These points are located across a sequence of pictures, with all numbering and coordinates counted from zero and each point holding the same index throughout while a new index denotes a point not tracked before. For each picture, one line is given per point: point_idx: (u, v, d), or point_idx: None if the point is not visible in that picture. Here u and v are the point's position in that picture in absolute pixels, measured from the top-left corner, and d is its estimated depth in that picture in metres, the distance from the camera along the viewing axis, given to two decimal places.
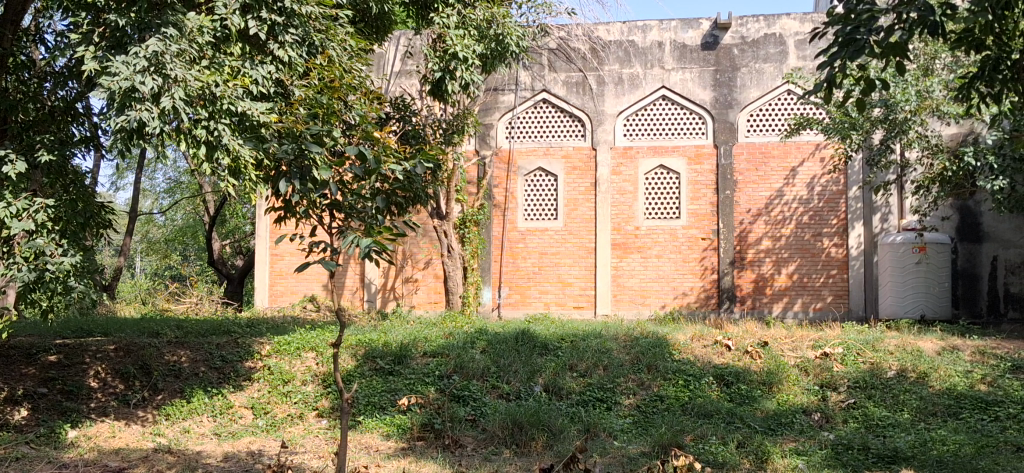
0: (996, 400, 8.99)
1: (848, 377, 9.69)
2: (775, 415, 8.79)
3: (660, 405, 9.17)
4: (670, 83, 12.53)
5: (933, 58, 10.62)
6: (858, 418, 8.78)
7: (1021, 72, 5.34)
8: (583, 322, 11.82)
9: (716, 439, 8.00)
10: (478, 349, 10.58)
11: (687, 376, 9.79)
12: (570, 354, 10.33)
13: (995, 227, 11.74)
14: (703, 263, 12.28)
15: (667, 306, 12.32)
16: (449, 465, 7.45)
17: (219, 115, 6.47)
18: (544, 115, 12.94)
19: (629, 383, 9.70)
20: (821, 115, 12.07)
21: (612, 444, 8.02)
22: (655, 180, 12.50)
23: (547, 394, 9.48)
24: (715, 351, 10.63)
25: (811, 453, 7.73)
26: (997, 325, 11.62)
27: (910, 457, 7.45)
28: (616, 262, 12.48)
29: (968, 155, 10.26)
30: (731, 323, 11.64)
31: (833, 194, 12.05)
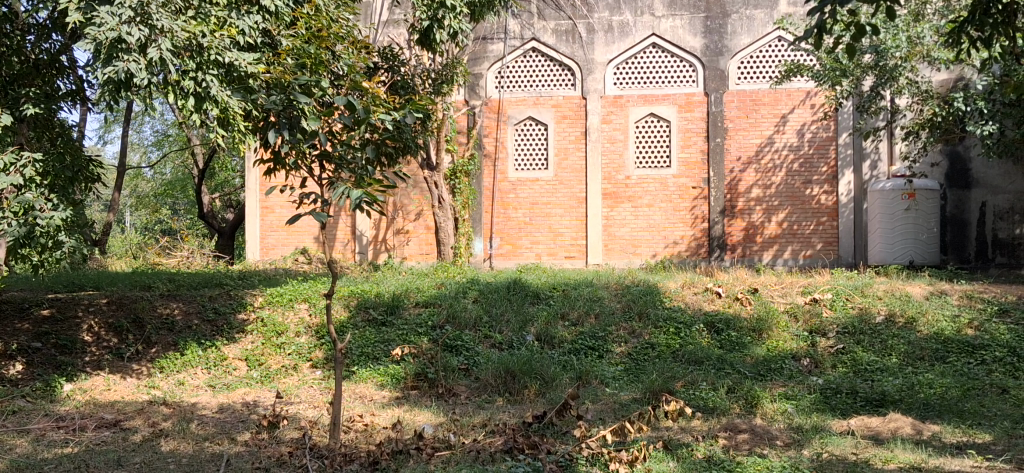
0: (983, 343, 9.11)
1: (837, 322, 9.79)
2: (764, 361, 8.89)
3: (651, 353, 9.27)
4: (660, 30, 12.47)
5: (924, 3, 10.58)
6: (846, 363, 8.89)
7: (1011, 17, 5.33)
8: (575, 271, 11.88)
9: (706, 385, 8.10)
10: (470, 299, 10.65)
11: (678, 323, 9.88)
12: (561, 303, 10.41)
13: (984, 173, 11.79)
14: (693, 211, 12.33)
15: (658, 255, 12.39)
16: (443, 413, 7.55)
17: (207, 66, 6.43)
18: (533, 64, 12.85)
19: (620, 331, 9.78)
20: (813, 61, 12.02)
21: (603, 391, 8.11)
22: (645, 129, 12.49)
23: (540, 343, 9.57)
24: (705, 298, 10.73)
25: (799, 397, 7.83)
26: (985, 270, 11.76)
27: (897, 400, 7.57)
28: (607, 212, 12.51)
29: (958, 99, 10.23)
30: (721, 271, 11.73)
31: (823, 141, 12.10)
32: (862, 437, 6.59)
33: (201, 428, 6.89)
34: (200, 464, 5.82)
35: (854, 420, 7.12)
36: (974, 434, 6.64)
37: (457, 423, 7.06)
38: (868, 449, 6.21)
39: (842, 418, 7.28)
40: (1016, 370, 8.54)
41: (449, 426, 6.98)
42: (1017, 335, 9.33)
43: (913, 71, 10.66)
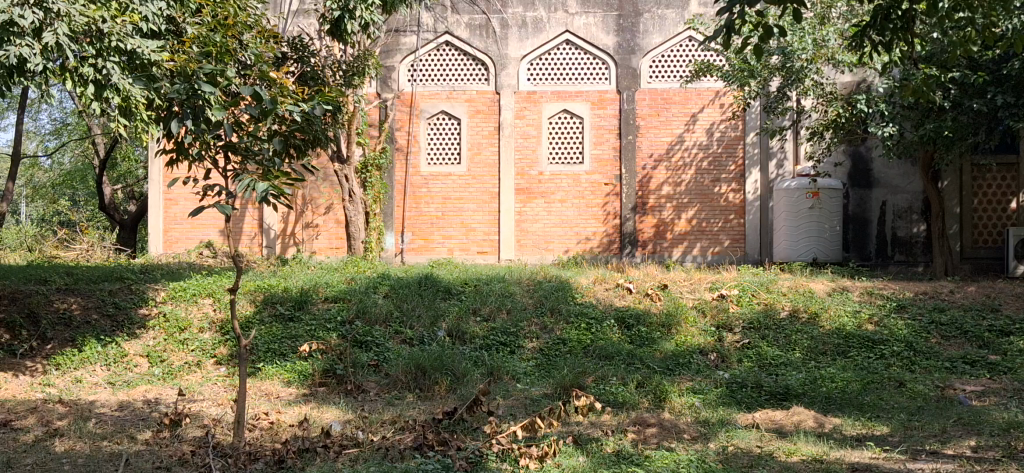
0: (882, 338, 9.33)
1: (743, 318, 9.91)
2: (673, 356, 8.93)
3: (563, 348, 9.22)
4: (574, 27, 12.45)
5: (829, 6, 10.78)
6: (752, 357, 8.98)
7: (910, 23, 5.42)
8: (487, 266, 11.79)
9: (616, 380, 8.09)
10: (381, 294, 10.47)
11: (589, 319, 9.87)
12: (473, 298, 10.31)
13: (885, 173, 12.09)
14: (605, 208, 12.37)
15: (571, 251, 12.39)
16: (352, 410, 7.37)
17: (108, 52, 6.11)
18: (446, 58, 12.69)
19: (531, 327, 9.73)
20: (721, 62, 12.20)
21: (514, 386, 8.03)
22: (558, 125, 12.46)
23: (451, 338, 9.43)
24: (616, 294, 10.76)
25: (706, 391, 7.89)
26: (884, 268, 12.08)
27: (800, 394, 7.68)
28: (520, 207, 12.44)
29: (862, 101, 10.40)
30: (632, 267, 11.78)
31: (731, 140, 12.27)
32: (767, 430, 6.66)
33: (98, 427, 6.59)
34: (96, 465, 5.56)
35: (758, 413, 7.18)
36: (872, 426, 6.77)
37: (365, 421, 6.90)
38: (772, 442, 6.26)
39: (747, 411, 7.35)
40: (913, 364, 8.76)
41: (357, 424, 6.82)
42: (914, 331, 9.59)
43: (818, 73, 10.86)
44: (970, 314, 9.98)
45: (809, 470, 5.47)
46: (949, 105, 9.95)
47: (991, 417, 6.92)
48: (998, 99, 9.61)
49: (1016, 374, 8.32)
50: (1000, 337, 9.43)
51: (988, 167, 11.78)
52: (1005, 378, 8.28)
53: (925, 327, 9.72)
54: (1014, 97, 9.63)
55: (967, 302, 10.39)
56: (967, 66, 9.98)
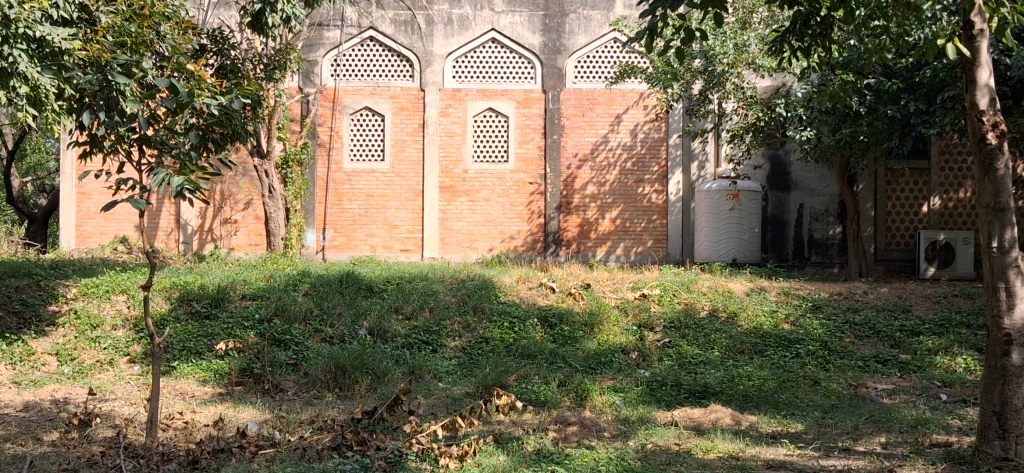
0: (797, 338, 9.50)
1: (664, 318, 10.01)
2: (595, 355, 8.96)
3: (485, 347, 9.18)
4: (499, 25, 12.42)
5: (751, 12, 10.94)
6: (672, 356, 9.06)
7: (828, 29, 5.54)
8: (410, 264, 11.68)
9: (538, 379, 8.07)
10: (301, 292, 10.30)
11: (512, 317, 9.85)
12: (395, 296, 10.21)
13: (802, 176, 12.34)
14: (530, 207, 12.37)
15: (494, 249, 12.36)
16: (269, 410, 7.21)
17: (15, 40, 5.85)
18: (371, 54, 12.53)
19: (454, 325, 9.67)
20: (646, 64, 12.32)
21: (436, 386, 7.95)
22: (482, 123, 12.42)
23: (372, 337, 9.31)
24: (539, 293, 10.77)
25: (627, 390, 7.93)
26: (801, 269, 12.33)
27: (719, 392, 7.77)
28: (444, 205, 12.36)
29: (780, 106, 10.74)
30: (556, 266, 11.80)
31: (654, 142, 12.39)
32: (685, 428, 6.72)
33: (1, 428, 6.33)
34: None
35: (677, 411, 7.24)
36: (787, 424, 6.89)
37: (282, 421, 6.76)
38: (690, 439, 6.32)
39: (666, 409, 7.41)
40: (827, 362, 8.95)
41: (275, 423, 6.68)
42: (829, 331, 9.80)
43: (740, 76, 10.97)
44: (883, 314, 10.25)
45: (726, 467, 5.54)
46: (865, 111, 10.20)
47: (901, 415, 7.10)
48: (911, 106, 9.86)
49: (925, 373, 8.56)
50: (910, 337, 9.70)
51: (901, 172, 12.12)
52: (914, 376, 8.52)
53: (839, 327, 9.94)
54: (926, 104, 9.91)
55: (880, 302, 10.65)
56: (882, 73, 10.23)
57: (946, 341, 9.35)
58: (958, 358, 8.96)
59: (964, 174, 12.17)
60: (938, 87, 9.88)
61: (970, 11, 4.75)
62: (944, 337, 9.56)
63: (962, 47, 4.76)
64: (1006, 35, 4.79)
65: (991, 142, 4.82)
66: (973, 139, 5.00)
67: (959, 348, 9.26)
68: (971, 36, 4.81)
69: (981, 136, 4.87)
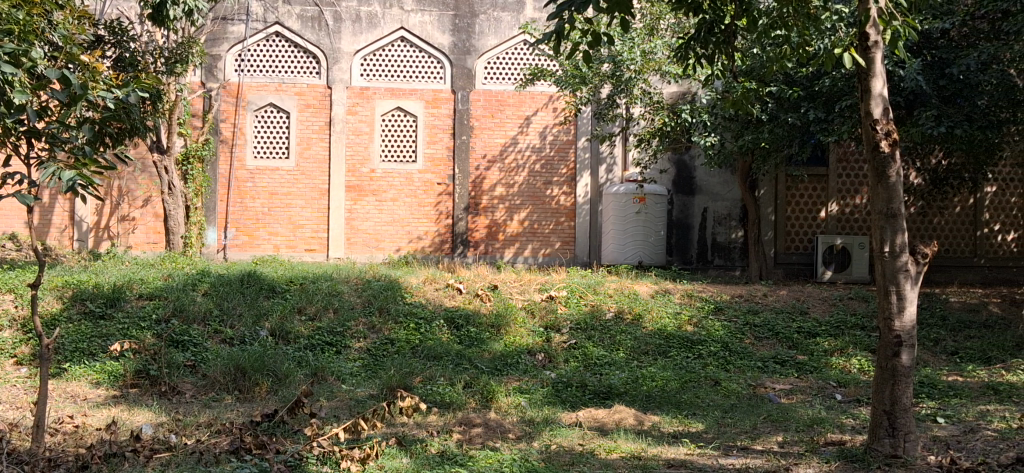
0: (699, 339, 9.65)
1: (570, 319, 10.04)
2: (501, 356, 8.91)
3: (390, 349, 9.04)
4: (409, 24, 12.31)
5: (658, 18, 11.06)
6: (577, 357, 9.08)
7: (732, 38, 5.58)
8: (315, 264, 11.45)
9: (444, 380, 7.98)
10: (200, 292, 10.00)
11: (418, 319, 9.75)
12: (298, 297, 9.99)
13: (706, 181, 12.54)
14: (438, 207, 12.29)
15: (402, 250, 12.22)
16: (164, 413, 6.96)
17: None
18: (276, 49, 12.23)
19: (359, 326, 9.51)
20: (554, 67, 12.34)
21: (339, 387, 7.79)
22: (390, 123, 12.28)
23: (274, 338, 9.07)
24: (446, 294, 10.69)
25: (533, 391, 7.89)
26: (705, 271, 12.53)
27: (622, 393, 7.81)
28: (350, 205, 12.16)
29: (686, 112, 10.87)
30: (463, 267, 11.75)
31: (563, 144, 12.44)
32: (588, 428, 6.73)
33: None
34: None
35: (582, 412, 7.25)
36: (688, 423, 6.97)
37: (179, 424, 6.53)
38: (593, 440, 6.33)
39: (571, 410, 7.42)
40: (728, 363, 9.10)
41: (171, 426, 6.44)
42: (730, 332, 9.98)
43: (647, 83, 11.08)
44: (781, 317, 10.48)
45: (628, 467, 5.56)
46: (766, 118, 10.45)
47: (797, 414, 7.26)
48: (810, 115, 10.08)
49: (820, 374, 8.78)
50: (807, 338, 9.94)
51: (800, 178, 12.41)
52: (811, 377, 8.74)
53: (740, 328, 10.12)
54: (824, 113, 10.09)
55: (779, 304, 10.90)
56: (783, 81, 10.49)
57: (842, 342, 9.61)
58: (852, 358, 9.23)
59: (859, 181, 12.56)
60: (836, 96, 10.11)
61: (866, 22, 4.86)
62: (839, 338, 9.82)
63: (857, 58, 4.88)
64: (899, 47, 4.92)
65: (885, 151, 4.91)
66: (869, 147, 5.08)
67: (853, 349, 9.53)
68: (867, 47, 4.92)
69: (875, 144, 4.95)
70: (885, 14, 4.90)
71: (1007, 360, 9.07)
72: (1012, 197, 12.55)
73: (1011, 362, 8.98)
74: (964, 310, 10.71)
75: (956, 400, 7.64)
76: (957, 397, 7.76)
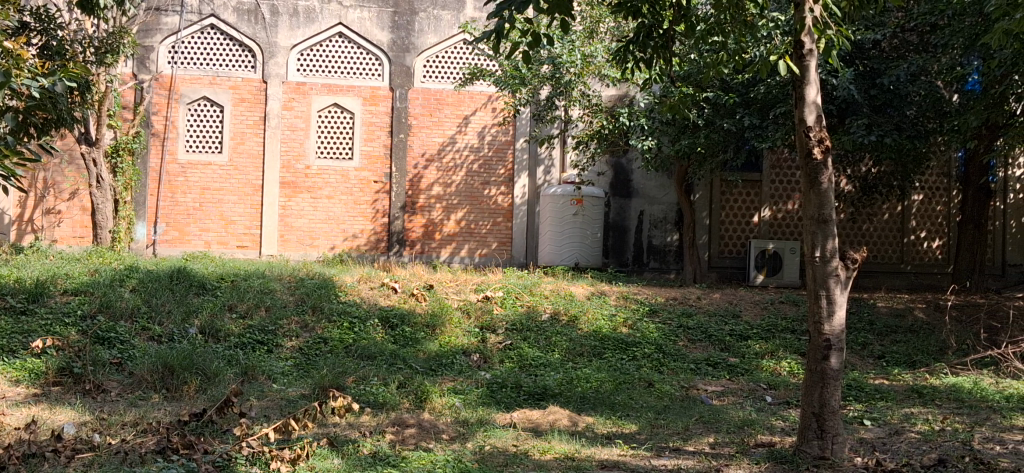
0: (634, 341, 9.65)
1: (506, 320, 9.96)
2: (436, 356, 8.78)
3: (323, 348, 8.85)
4: (347, 20, 12.12)
5: (598, 21, 11.07)
6: (513, 358, 9.00)
7: (669, 42, 5.53)
8: (246, 261, 11.21)
9: (377, 380, 7.83)
10: (128, 288, 9.68)
11: (352, 318, 9.57)
12: (229, 294, 9.74)
13: (643, 184, 12.57)
14: (374, 206, 12.10)
15: (336, 248, 12.01)
16: (88, 412, 6.70)
17: None
18: (211, 42, 11.96)
19: (291, 325, 9.29)
20: (494, 67, 12.25)
21: (269, 386, 7.60)
22: (327, 119, 12.07)
23: (203, 336, 8.81)
24: (381, 293, 10.52)
25: (467, 392, 7.78)
26: (640, 274, 12.55)
27: (557, 394, 7.75)
28: (285, 201, 11.92)
29: (624, 115, 10.95)
30: (398, 266, 11.60)
31: (501, 145, 12.36)
32: (522, 429, 6.66)
33: None
34: None
35: (516, 413, 7.18)
36: (622, 425, 6.93)
37: (103, 423, 6.28)
38: (527, 440, 6.27)
39: (506, 411, 7.34)
40: (661, 365, 9.10)
41: (94, 426, 6.19)
42: (664, 334, 10.00)
43: (586, 86, 11.09)
44: (715, 319, 10.54)
45: (561, 468, 5.50)
46: (703, 123, 10.53)
47: (729, 415, 7.29)
48: (745, 121, 10.16)
49: (752, 376, 8.84)
50: (740, 341, 10.00)
51: (735, 183, 12.52)
52: (742, 379, 8.79)
53: (674, 330, 10.16)
54: (759, 119, 10.21)
55: (712, 307, 10.97)
56: (720, 87, 10.57)
57: (773, 345, 9.71)
58: (783, 361, 9.32)
59: (792, 187, 12.72)
60: (771, 103, 10.19)
61: (802, 31, 4.87)
62: (770, 341, 9.91)
63: (792, 65, 4.89)
64: (834, 56, 4.94)
65: (817, 157, 4.92)
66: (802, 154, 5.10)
67: (785, 352, 9.62)
68: (801, 55, 4.95)
69: (808, 151, 4.96)
70: (819, 23, 4.92)
71: (931, 364, 9.25)
72: (938, 206, 12.81)
73: (934, 365, 9.16)
74: (891, 315, 10.88)
75: (882, 403, 7.75)
76: (883, 400, 7.87)
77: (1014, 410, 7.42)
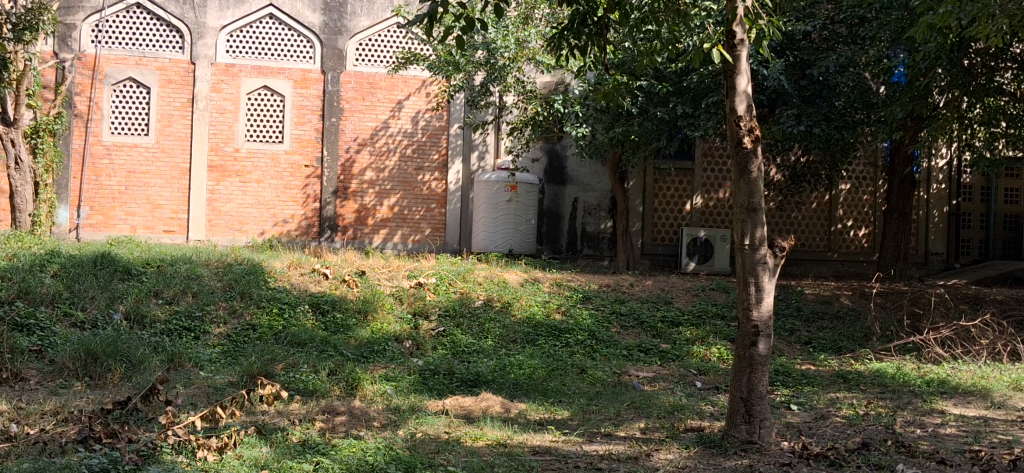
0: (567, 327, 9.61)
1: (438, 306, 9.83)
2: (367, 343, 8.62)
3: (252, 335, 8.62)
4: (278, 1, 11.83)
5: (533, 7, 10.95)
6: (445, 345, 8.88)
7: (603, 30, 5.46)
8: (173, 246, 10.88)
9: (307, 368, 7.65)
10: (49, 273, 9.33)
11: (282, 303, 9.35)
12: (155, 279, 9.44)
13: (577, 171, 12.53)
14: (305, 190, 11.83)
15: (266, 233, 11.71)
16: (5, 400, 6.40)
17: None
18: (136, 21, 11.57)
19: (219, 311, 9.02)
20: (428, 52, 12.06)
21: (197, 374, 7.35)
22: (257, 102, 11.76)
23: (129, 323, 8.53)
24: (311, 279, 10.30)
25: (399, 378, 7.64)
26: (574, 261, 12.52)
27: (489, 381, 7.67)
28: (213, 185, 11.59)
29: (558, 102, 10.85)
30: (329, 251, 11.38)
31: (435, 130, 12.17)
32: (455, 416, 6.55)
33: None
34: None
35: (448, 399, 7.07)
36: (554, 411, 6.87)
37: (20, 413, 6.00)
38: (459, 427, 6.16)
39: (438, 398, 7.21)
40: (594, 351, 9.07)
41: (11, 415, 5.91)
42: (597, 321, 9.98)
43: (520, 71, 10.96)
44: (647, 306, 10.57)
45: (493, 454, 5.41)
46: (637, 111, 10.52)
47: (660, 401, 7.27)
48: (678, 109, 10.17)
49: (683, 362, 8.86)
50: (672, 327, 10.03)
51: (668, 172, 12.55)
52: (673, 365, 8.81)
53: (606, 317, 10.15)
54: (692, 108, 10.23)
55: (644, 294, 10.99)
56: (654, 75, 10.55)
57: (703, 332, 9.76)
58: (713, 347, 9.37)
59: (724, 176, 12.80)
60: (704, 92, 10.21)
61: (733, 21, 4.84)
62: (702, 328, 9.96)
63: (725, 54, 4.85)
64: (766, 46, 4.92)
65: (747, 146, 4.90)
66: (732, 142, 5.08)
67: (715, 339, 9.68)
68: (733, 44, 4.91)
69: (738, 140, 4.95)
70: (751, 13, 4.91)
71: (856, 350, 9.39)
72: (865, 195, 13.03)
73: (860, 351, 9.29)
74: (819, 302, 11.02)
75: (809, 388, 7.82)
76: (810, 385, 7.94)
77: (936, 395, 7.55)
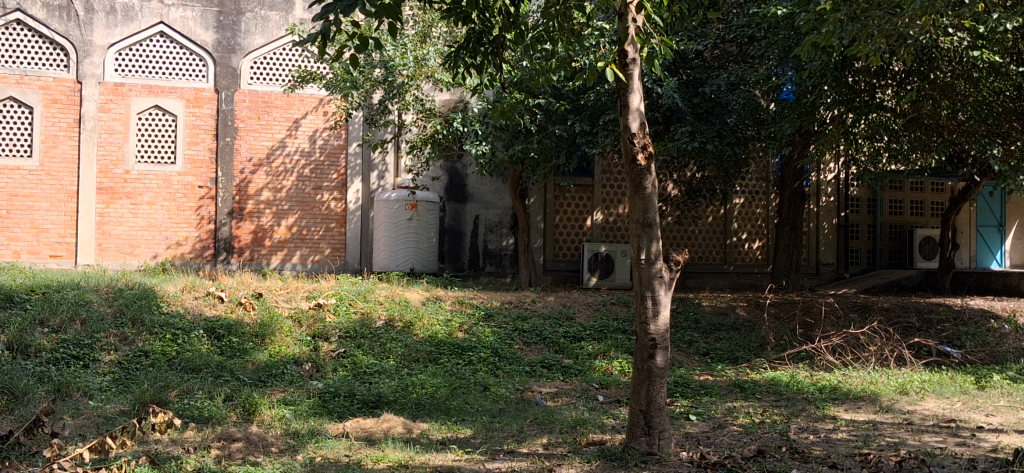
0: (470, 345, 9.61)
1: (339, 328, 9.71)
2: (265, 367, 8.46)
3: (144, 361, 8.35)
4: (169, 19, 11.56)
5: (430, 25, 10.97)
6: (346, 366, 8.78)
7: (499, 48, 5.50)
8: (60, 271, 10.48)
9: (202, 394, 7.44)
10: None
11: (175, 329, 9.09)
12: (40, 307, 9.07)
13: (477, 188, 12.59)
14: (199, 212, 11.55)
15: (159, 256, 11.39)
16: None
17: None
18: (17, 38, 11.15)
19: (109, 338, 8.71)
20: (325, 70, 11.96)
21: (85, 404, 7.08)
22: (148, 122, 11.45)
23: (11, 352, 8.18)
24: (207, 302, 10.05)
25: (298, 402, 7.51)
26: (476, 278, 12.54)
27: (391, 401, 7.61)
28: (102, 208, 11.22)
29: (457, 120, 10.87)
30: (225, 274, 11.13)
31: (333, 149, 12.07)
32: (355, 438, 6.48)
33: None
34: None
35: (349, 422, 6.98)
36: (457, 430, 6.86)
37: None
38: (360, 450, 6.10)
39: (338, 420, 7.12)
40: (497, 368, 9.10)
41: None
42: (500, 338, 10.02)
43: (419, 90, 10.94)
44: (549, 322, 10.63)
45: None
46: (535, 129, 10.62)
47: (562, 416, 7.34)
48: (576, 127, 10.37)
49: (584, 377, 8.96)
50: (573, 342, 10.14)
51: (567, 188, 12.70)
52: (575, 380, 8.90)
53: (509, 334, 10.19)
54: (589, 125, 10.44)
55: (546, 310, 11.08)
56: (551, 94, 10.69)
57: (605, 346, 9.90)
58: (614, 361, 9.53)
59: (621, 192, 13.09)
60: (600, 110, 10.42)
61: (625, 41, 4.94)
62: (603, 342, 10.08)
63: (617, 73, 4.94)
64: (655, 65, 5.04)
65: (641, 163, 5.00)
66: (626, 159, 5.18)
67: (616, 352, 9.83)
68: (625, 64, 5.01)
69: (632, 157, 5.04)
70: (641, 34, 5.06)
71: (751, 360, 9.64)
72: (758, 209, 13.48)
73: (755, 361, 9.54)
74: (715, 313, 11.28)
75: (706, 399, 7.99)
76: (707, 395, 8.12)
77: (827, 401, 7.80)
